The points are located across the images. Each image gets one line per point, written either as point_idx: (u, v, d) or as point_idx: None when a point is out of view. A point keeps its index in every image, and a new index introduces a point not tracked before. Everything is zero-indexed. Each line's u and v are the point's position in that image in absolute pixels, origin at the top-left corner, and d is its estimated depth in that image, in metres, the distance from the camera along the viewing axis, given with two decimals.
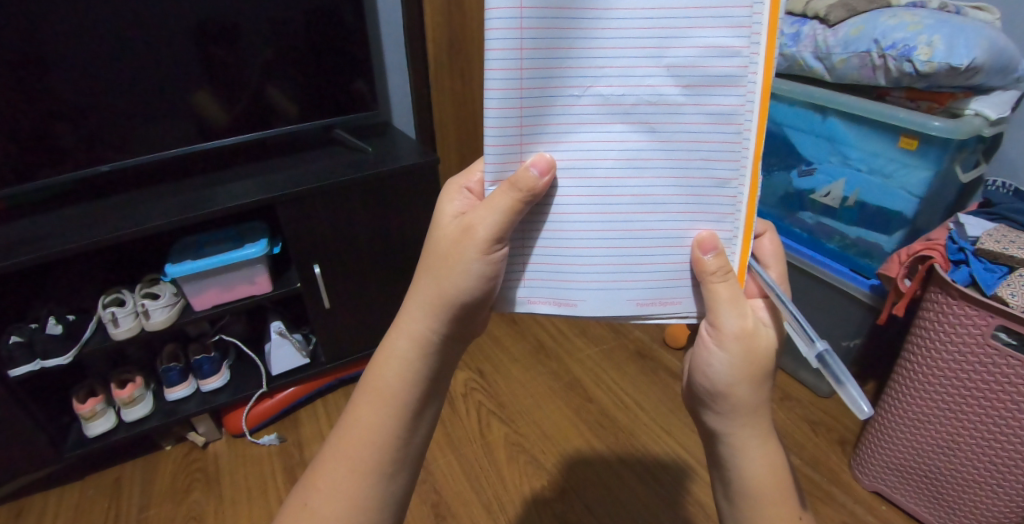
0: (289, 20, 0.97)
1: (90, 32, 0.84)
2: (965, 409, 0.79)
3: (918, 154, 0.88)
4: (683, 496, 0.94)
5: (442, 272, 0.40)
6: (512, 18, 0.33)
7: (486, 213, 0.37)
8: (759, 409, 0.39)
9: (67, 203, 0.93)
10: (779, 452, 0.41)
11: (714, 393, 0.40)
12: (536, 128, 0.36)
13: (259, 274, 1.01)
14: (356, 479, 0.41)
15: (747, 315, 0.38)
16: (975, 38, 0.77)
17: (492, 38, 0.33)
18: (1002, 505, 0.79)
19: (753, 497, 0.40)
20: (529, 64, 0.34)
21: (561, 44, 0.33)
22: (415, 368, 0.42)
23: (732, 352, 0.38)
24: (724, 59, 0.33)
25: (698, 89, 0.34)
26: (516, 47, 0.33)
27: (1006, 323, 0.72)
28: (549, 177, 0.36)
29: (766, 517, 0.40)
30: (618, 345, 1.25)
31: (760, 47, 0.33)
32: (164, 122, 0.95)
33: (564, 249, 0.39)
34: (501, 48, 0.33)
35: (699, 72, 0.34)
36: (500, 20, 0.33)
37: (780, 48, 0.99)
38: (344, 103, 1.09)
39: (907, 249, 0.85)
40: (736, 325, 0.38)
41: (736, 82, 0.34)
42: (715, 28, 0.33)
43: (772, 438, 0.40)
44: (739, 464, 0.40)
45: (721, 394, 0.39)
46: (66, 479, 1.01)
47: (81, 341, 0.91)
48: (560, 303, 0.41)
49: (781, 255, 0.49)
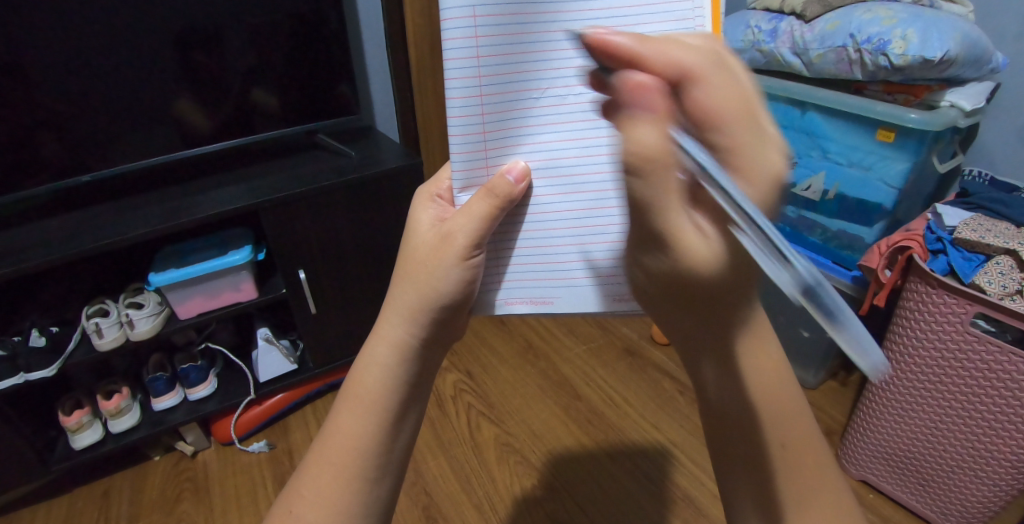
0: (269, 25, 0.97)
1: (68, 41, 0.83)
2: (947, 396, 0.80)
3: (894, 145, 0.89)
4: (672, 490, 0.95)
5: (419, 277, 0.41)
6: (467, 27, 0.35)
7: (464, 221, 0.40)
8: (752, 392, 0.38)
9: (48, 213, 0.92)
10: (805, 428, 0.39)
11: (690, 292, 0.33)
12: (500, 132, 0.38)
13: (244, 280, 1.01)
14: (339, 485, 0.41)
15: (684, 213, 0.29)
16: (947, 31, 0.78)
17: (449, 47, 0.35)
18: (984, 489, 0.81)
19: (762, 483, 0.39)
20: (488, 71, 0.36)
21: (518, 48, 0.36)
22: (396, 375, 0.42)
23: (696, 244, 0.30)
24: None
25: None
26: (473, 55, 0.35)
27: (983, 310, 0.73)
28: (525, 183, 0.39)
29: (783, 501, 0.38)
30: (606, 343, 1.25)
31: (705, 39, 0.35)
32: (145, 130, 0.94)
33: (539, 248, 0.42)
34: (459, 57, 0.36)
35: None
36: (455, 29, 0.35)
37: (759, 44, 1.00)
38: (328, 108, 1.09)
39: (886, 240, 0.86)
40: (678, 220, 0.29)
41: None
42: (659, 23, 0.35)
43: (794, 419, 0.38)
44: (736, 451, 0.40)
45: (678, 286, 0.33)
46: (53, 493, 1.00)
47: (65, 353, 0.90)
48: (537, 302, 0.44)
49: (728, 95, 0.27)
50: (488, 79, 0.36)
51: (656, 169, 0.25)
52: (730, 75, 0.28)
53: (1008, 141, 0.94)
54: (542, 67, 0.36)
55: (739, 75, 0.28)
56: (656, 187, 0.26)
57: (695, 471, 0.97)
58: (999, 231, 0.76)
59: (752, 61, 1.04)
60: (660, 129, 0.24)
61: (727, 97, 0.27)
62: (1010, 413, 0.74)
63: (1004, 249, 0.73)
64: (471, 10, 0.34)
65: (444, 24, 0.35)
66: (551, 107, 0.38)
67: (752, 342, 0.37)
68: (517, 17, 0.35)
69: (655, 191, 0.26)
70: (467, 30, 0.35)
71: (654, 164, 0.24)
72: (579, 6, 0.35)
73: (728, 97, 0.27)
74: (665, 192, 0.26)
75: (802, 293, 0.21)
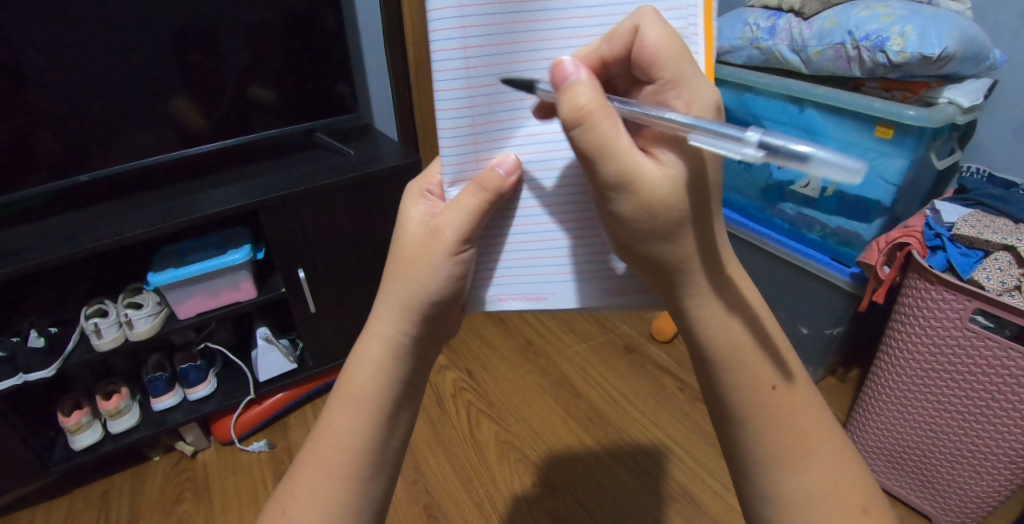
0: (267, 24, 0.97)
1: (65, 41, 0.83)
2: (946, 392, 0.80)
3: (893, 142, 0.90)
4: (671, 487, 0.95)
5: (409, 273, 0.40)
6: (455, 17, 0.37)
7: (452, 216, 0.39)
8: (752, 383, 0.39)
9: (46, 213, 0.92)
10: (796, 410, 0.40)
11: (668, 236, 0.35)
12: (491, 125, 0.40)
13: (243, 280, 1.01)
14: (334, 484, 0.41)
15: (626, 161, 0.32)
16: (946, 27, 0.78)
17: (436, 39, 0.37)
18: (983, 485, 0.81)
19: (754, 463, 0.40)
20: (475, 63, 0.38)
21: (505, 39, 0.38)
22: (386, 371, 0.42)
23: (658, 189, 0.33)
24: None
25: None
26: (461, 46, 0.37)
27: (983, 306, 0.73)
28: (516, 176, 0.40)
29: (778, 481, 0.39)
30: (605, 341, 1.25)
31: (697, 28, 0.37)
32: (143, 130, 0.94)
33: (534, 244, 0.43)
34: (446, 49, 0.37)
35: None
36: (442, 21, 0.37)
37: (757, 42, 1.00)
38: (326, 106, 1.09)
39: (885, 237, 0.85)
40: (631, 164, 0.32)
41: None
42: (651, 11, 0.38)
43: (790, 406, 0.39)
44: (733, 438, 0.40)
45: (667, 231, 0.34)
46: (52, 493, 0.99)
47: (63, 354, 0.89)
48: (530, 298, 0.45)
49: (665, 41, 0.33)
50: (476, 71, 0.38)
51: (595, 117, 0.30)
52: (664, 22, 0.33)
53: (1006, 137, 0.94)
54: (530, 58, 0.38)
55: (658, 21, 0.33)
56: (602, 130, 0.31)
57: (695, 468, 0.98)
58: (997, 227, 0.77)
59: (750, 58, 1.04)
60: (593, 88, 0.31)
61: (661, 43, 0.32)
62: (1010, 408, 0.74)
63: (1002, 245, 0.74)
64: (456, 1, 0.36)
65: (432, 16, 0.37)
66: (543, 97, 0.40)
67: (730, 266, 0.39)
68: (505, 8, 0.36)
69: (602, 135, 0.31)
70: (454, 21, 0.37)
71: (591, 112, 0.30)
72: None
73: (661, 42, 0.32)
74: (612, 133, 0.31)
75: (767, 152, 0.29)
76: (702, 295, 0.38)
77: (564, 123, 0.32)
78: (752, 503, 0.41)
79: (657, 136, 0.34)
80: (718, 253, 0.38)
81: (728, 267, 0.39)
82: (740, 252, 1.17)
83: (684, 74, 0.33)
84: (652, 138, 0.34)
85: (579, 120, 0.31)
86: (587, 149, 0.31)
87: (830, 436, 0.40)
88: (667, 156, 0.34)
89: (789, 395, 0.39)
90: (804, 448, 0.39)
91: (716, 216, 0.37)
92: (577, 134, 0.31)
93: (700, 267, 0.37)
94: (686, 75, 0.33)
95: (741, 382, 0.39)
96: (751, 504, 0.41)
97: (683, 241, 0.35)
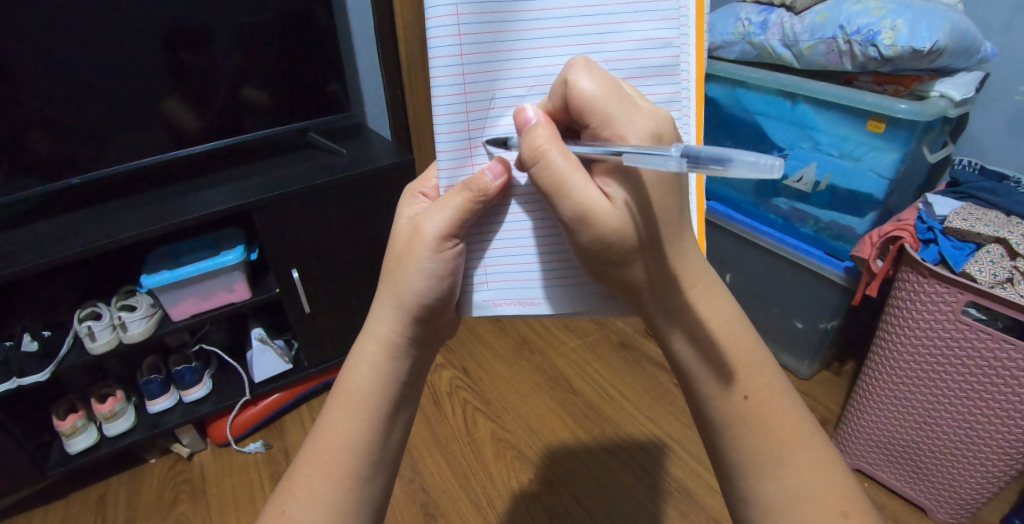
0: (259, 23, 0.96)
1: (55, 43, 0.83)
2: (939, 384, 0.80)
3: (885, 137, 0.90)
4: (668, 482, 0.95)
5: (397, 273, 0.41)
6: (451, 25, 0.37)
7: (435, 212, 0.40)
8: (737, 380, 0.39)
9: (37, 217, 0.91)
10: (790, 408, 0.40)
11: (623, 261, 0.35)
12: (485, 130, 0.40)
13: (237, 280, 1.00)
14: (330, 485, 0.41)
15: (583, 193, 0.33)
16: (936, 21, 0.78)
17: (436, 46, 0.38)
18: (977, 476, 0.82)
19: (738, 464, 0.40)
20: (472, 69, 0.39)
21: (500, 47, 0.38)
22: (387, 372, 0.42)
23: (613, 220, 0.33)
24: (659, 50, 0.38)
25: (634, 80, 0.39)
26: (457, 53, 0.38)
27: (975, 298, 0.74)
28: (503, 180, 0.39)
29: (764, 482, 0.39)
30: (601, 337, 1.26)
31: (687, 38, 0.38)
32: (135, 131, 0.94)
33: (525, 248, 0.43)
34: (445, 55, 0.38)
35: (637, 63, 0.38)
36: (440, 28, 0.37)
37: (749, 37, 1.00)
38: (319, 106, 1.08)
39: (878, 231, 0.85)
40: (582, 197, 0.33)
41: (672, 70, 0.38)
42: (647, 21, 0.38)
43: (779, 402, 0.39)
44: (722, 436, 0.40)
45: (623, 257, 0.35)
46: (48, 498, 0.99)
47: (58, 358, 0.89)
48: (525, 303, 0.44)
49: (607, 84, 0.33)
50: (472, 78, 0.39)
51: (549, 154, 0.33)
52: (592, 69, 0.34)
53: (997, 130, 0.95)
54: (524, 64, 0.39)
55: (595, 71, 0.34)
56: (557, 167, 0.33)
57: (692, 463, 0.98)
58: (989, 220, 0.77)
59: (742, 53, 1.04)
60: (548, 129, 0.33)
61: (594, 90, 0.33)
62: (1002, 400, 0.74)
63: (993, 237, 0.75)
64: (454, 9, 0.37)
65: (432, 23, 0.38)
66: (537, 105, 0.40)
67: (697, 285, 0.38)
68: (501, 18, 0.37)
69: (557, 171, 0.33)
70: (451, 29, 0.37)
71: (545, 150, 0.33)
72: (559, 7, 0.37)
73: (594, 89, 0.33)
74: (566, 169, 0.33)
75: (688, 161, 0.30)
76: (656, 312, 0.39)
77: (525, 162, 0.34)
78: (735, 505, 0.41)
79: (605, 172, 0.34)
80: (676, 275, 0.37)
81: (692, 288, 0.38)
82: (733, 248, 1.17)
83: (614, 114, 0.33)
84: (598, 176, 0.34)
85: (536, 158, 0.33)
86: (546, 184, 0.33)
87: (809, 441, 0.39)
88: (614, 191, 0.34)
89: (772, 399, 0.39)
90: (781, 451, 0.39)
91: (670, 241, 0.36)
92: (538, 172, 0.33)
93: (652, 291, 0.38)
94: (618, 114, 0.33)
95: (725, 386, 0.39)
96: (731, 505, 0.41)
97: (637, 266, 0.36)
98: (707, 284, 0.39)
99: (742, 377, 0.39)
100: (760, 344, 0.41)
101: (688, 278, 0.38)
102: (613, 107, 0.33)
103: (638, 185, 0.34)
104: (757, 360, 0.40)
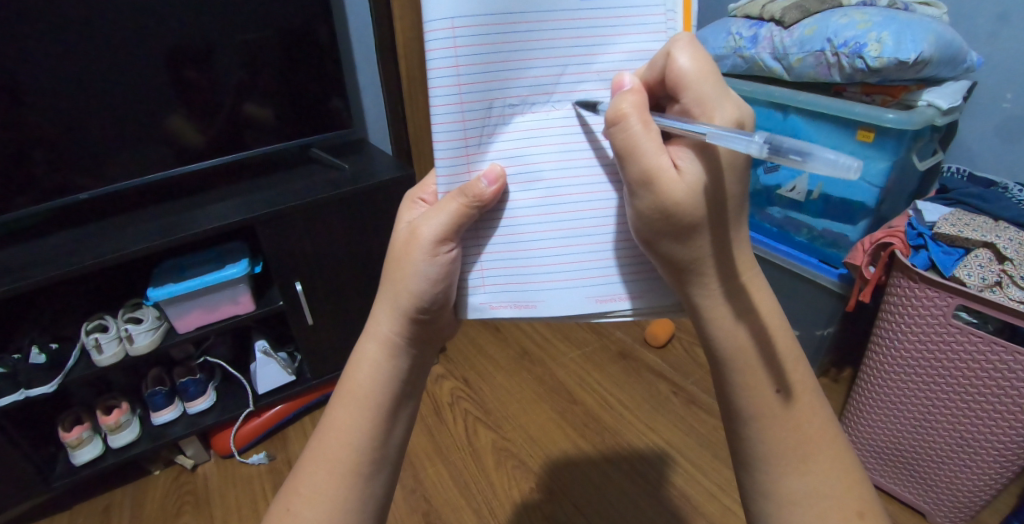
0: (262, 44, 1.00)
1: (65, 63, 0.86)
2: (932, 386, 0.81)
3: (875, 146, 0.91)
4: (668, 489, 0.96)
5: (397, 274, 0.43)
6: (448, 38, 0.39)
7: (433, 216, 0.42)
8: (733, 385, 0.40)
9: (44, 232, 0.94)
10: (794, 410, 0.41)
11: (682, 227, 0.36)
12: (481, 138, 0.42)
13: (241, 293, 1.02)
14: (334, 482, 0.43)
15: (653, 161, 0.34)
16: (920, 33, 0.81)
17: (434, 58, 0.39)
18: (976, 479, 0.82)
19: (752, 459, 0.41)
20: (467, 80, 0.40)
21: (495, 58, 0.40)
22: (386, 371, 0.44)
23: (675, 190, 0.35)
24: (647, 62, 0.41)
25: None
26: (454, 64, 0.39)
27: (965, 302, 0.75)
28: (498, 186, 0.42)
29: (767, 478, 0.41)
30: (600, 347, 1.27)
31: None
32: (143, 149, 0.97)
33: (521, 252, 0.45)
34: (443, 67, 0.40)
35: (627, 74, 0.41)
36: (437, 41, 0.39)
37: (741, 50, 1.02)
38: (321, 122, 1.12)
39: (869, 237, 0.86)
40: (650, 164, 0.34)
41: None
42: (636, 34, 0.41)
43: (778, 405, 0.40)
44: None
45: (685, 226, 0.36)
46: (52, 509, 1.00)
47: (65, 370, 0.91)
48: (520, 306, 0.45)
49: (706, 64, 0.36)
50: (468, 87, 0.41)
51: (630, 119, 0.35)
52: (696, 48, 0.36)
53: (986, 138, 0.96)
54: (518, 76, 0.41)
55: (699, 53, 0.36)
56: (635, 131, 0.34)
57: (693, 471, 0.98)
58: (977, 225, 0.79)
59: (734, 66, 1.06)
60: (637, 98, 0.35)
61: (693, 68, 0.36)
62: (997, 403, 0.75)
63: (982, 242, 0.76)
64: (450, 24, 0.38)
65: (429, 36, 0.39)
66: (533, 112, 0.43)
67: (748, 272, 0.40)
68: (496, 29, 0.39)
69: (633, 136, 0.34)
70: (448, 41, 0.39)
71: (627, 114, 0.35)
72: (551, 21, 0.40)
73: (690, 67, 0.36)
74: (642, 136, 0.34)
75: (769, 148, 0.31)
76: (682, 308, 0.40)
77: (605, 121, 0.36)
78: (751, 498, 0.42)
79: (683, 145, 0.36)
80: (733, 260, 0.39)
81: (745, 273, 0.40)
82: None
83: (706, 94, 0.36)
84: (676, 146, 0.36)
85: (617, 120, 0.35)
86: (621, 146, 0.35)
87: (822, 442, 0.41)
88: (686, 164, 0.35)
89: (790, 396, 0.40)
90: (781, 449, 0.40)
91: (733, 226, 0.38)
92: (615, 133, 0.35)
93: (713, 268, 0.38)
94: (711, 95, 0.36)
95: (736, 379, 0.40)
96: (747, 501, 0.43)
97: (697, 243, 0.37)
98: (754, 274, 0.40)
99: (757, 380, 0.40)
100: (781, 345, 0.41)
101: (740, 264, 0.39)
102: (705, 85, 0.36)
103: (711, 162, 0.36)
104: (778, 361, 0.41)
